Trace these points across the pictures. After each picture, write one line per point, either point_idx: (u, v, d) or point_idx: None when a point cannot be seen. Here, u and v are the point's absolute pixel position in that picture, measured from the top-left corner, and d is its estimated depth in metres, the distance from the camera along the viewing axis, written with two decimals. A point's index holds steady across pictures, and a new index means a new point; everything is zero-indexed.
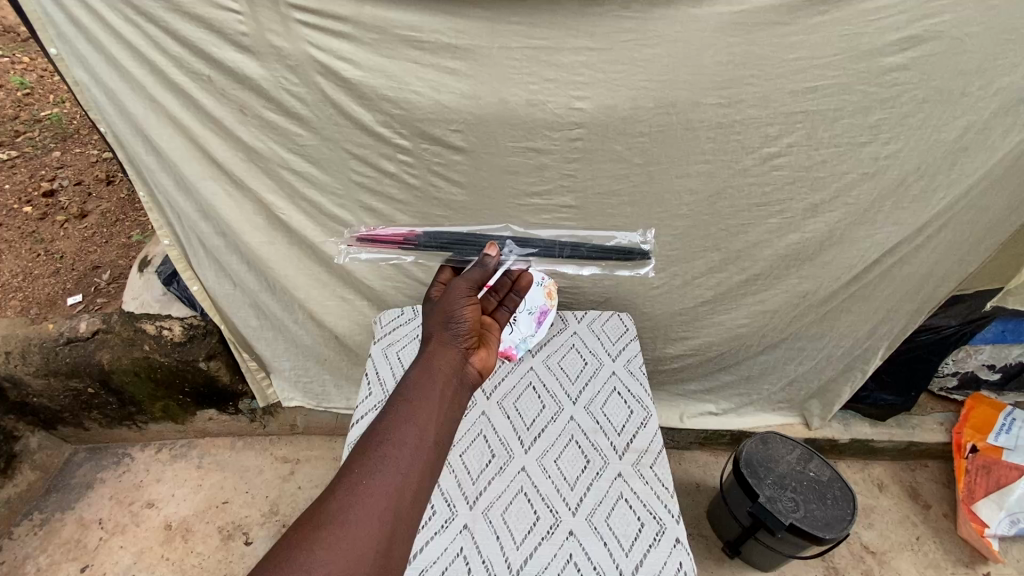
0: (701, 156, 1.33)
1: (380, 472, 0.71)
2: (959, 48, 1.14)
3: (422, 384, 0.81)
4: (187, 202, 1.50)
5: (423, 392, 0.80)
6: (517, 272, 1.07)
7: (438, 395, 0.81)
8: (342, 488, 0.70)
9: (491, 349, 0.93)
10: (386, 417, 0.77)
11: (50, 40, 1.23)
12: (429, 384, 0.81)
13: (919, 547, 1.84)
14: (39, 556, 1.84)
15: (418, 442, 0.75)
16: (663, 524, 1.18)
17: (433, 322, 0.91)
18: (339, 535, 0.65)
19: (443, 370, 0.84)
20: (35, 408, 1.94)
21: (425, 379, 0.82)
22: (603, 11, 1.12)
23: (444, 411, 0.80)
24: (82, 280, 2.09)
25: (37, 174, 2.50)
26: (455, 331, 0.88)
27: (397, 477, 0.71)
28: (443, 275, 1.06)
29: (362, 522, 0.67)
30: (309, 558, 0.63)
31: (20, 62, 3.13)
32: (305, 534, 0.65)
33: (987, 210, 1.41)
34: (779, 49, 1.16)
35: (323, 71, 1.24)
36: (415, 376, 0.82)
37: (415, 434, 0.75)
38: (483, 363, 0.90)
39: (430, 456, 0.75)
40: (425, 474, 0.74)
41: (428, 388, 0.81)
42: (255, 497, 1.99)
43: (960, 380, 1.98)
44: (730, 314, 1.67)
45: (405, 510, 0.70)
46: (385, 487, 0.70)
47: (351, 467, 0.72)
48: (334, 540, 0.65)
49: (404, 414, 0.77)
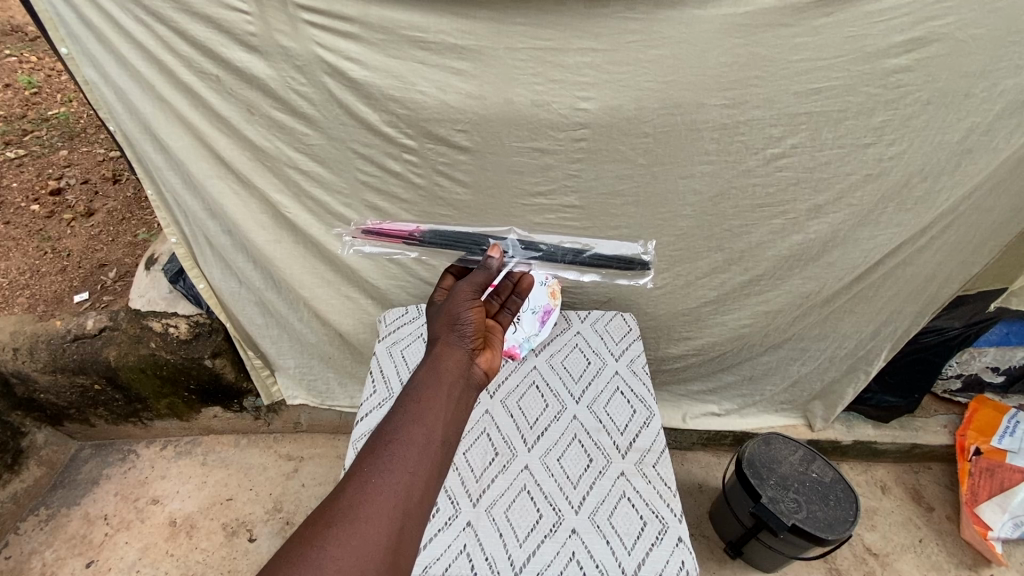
0: (705, 156, 1.34)
1: (389, 469, 0.72)
2: (964, 50, 1.14)
3: (429, 384, 0.82)
4: (194, 200, 1.51)
5: (431, 392, 0.81)
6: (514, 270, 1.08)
7: (445, 395, 0.82)
8: (351, 485, 0.70)
9: (495, 351, 0.94)
10: (394, 416, 0.78)
11: (61, 40, 1.24)
12: (435, 385, 0.82)
13: (922, 549, 1.84)
14: (46, 551, 1.86)
15: (427, 440, 0.76)
16: (666, 523, 1.19)
17: (438, 324, 0.91)
18: (350, 531, 0.66)
19: (450, 370, 0.85)
20: (42, 404, 1.96)
21: (433, 380, 0.83)
22: (608, 12, 1.13)
23: (451, 411, 0.81)
24: (89, 278, 2.10)
25: (45, 172, 2.52)
26: (462, 332, 0.89)
27: (407, 474, 0.72)
28: (444, 280, 1.06)
29: (373, 518, 0.68)
30: (320, 553, 0.64)
31: (28, 61, 3.16)
32: (316, 530, 0.66)
33: (992, 211, 1.41)
34: (783, 51, 1.17)
35: (331, 72, 1.25)
36: (422, 377, 0.83)
37: (424, 434, 0.76)
38: (489, 365, 0.91)
39: (439, 454, 0.76)
40: (434, 471, 0.75)
41: (436, 389, 0.81)
42: (259, 494, 2.00)
43: (963, 382, 1.97)
44: (733, 314, 1.68)
45: (415, 507, 0.71)
46: (394, 484, 0.71)
47: (359, 465, 0.72)
48: (344, 537, 0.65)
49: (413, 414, 0.78)
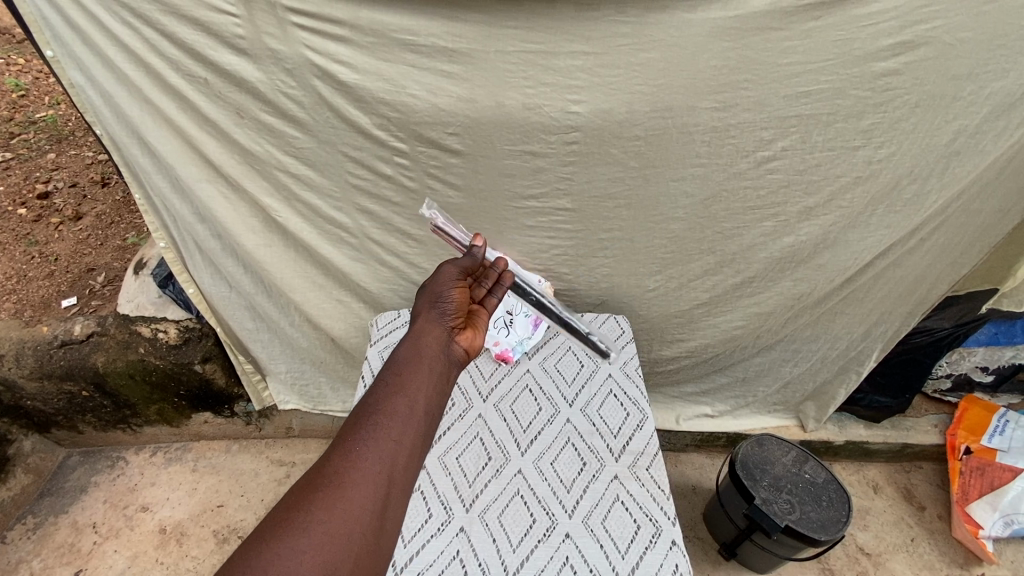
0: (696, 159, 1.34)
1: (373, 439, 0.77)
2: (952, 54, 1.15)
3: (412, 359, 0.91)
4: (183, 204, 1.49)
5: (414, 367, 0.89)
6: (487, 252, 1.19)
7: (427, 370, 0.90)
8: (335, 455, 0.75)
9: (477, 332, 1.04)
10: (378, 390, 0.85)
11: (46, 42, 1.22)
12: (418, 361, 0.91)
13: (914, 549, 1.84)
14: (33, 560, 1.83)
15: (409, 410, 0.83)
16: (660, 526, 1.19)
17: (424, 305, 1.03)
18: (337, 496, 0.70)
19: (432, 346, 0.96)
20: (29, 411, 1.94)
21: (415, 354, 0.92)
22: (598, 16, 1.13)
23: (432, 385, 0.89)
24: (77, 283, 2.06)
25: (32, 175, 2.49)
26: (444, 309, 1.02)
27: (391, 442, 0.77)
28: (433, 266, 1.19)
29: (358, 484, 0.72)
30: (307, 518, 0.67)
31: (15, 63, 3.12)
32: (302, 497, 0.70)
33: (979, 213, 1.42)
34: (773, 54, 1.17)
35: (320, 75, 1.24)
36: (406, 351, 0.93)
37: (406, 404, 0.83)
38: (469, 343, 1.02)
39: (421, 425, 0.82)
40: (417, 440, 0.81)
41: (418, 364, 0.90)
42: (250, 500, 1.98)
43: (953, 382, 1.99)
44: (725, 316, 1.68)
45: (400, 474, 0.76)
46: (379, 452, 0.76)
47: (344, 437, 0.77)
48: (330, 502, 0.69)
49: (396, 386, 0.85)
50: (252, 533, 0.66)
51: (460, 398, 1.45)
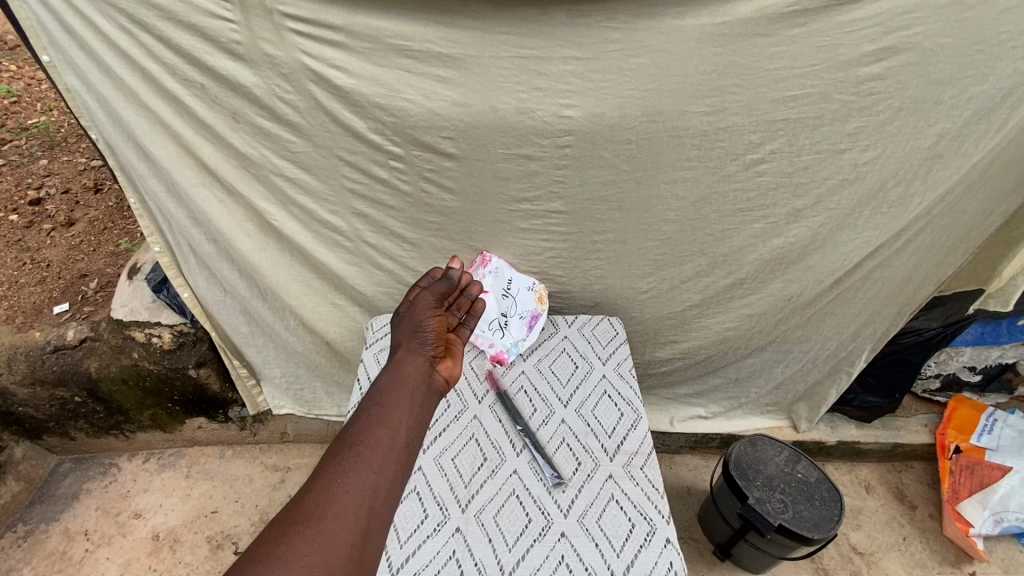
0: (687, 162, 1.36)
1: (354, 472, 0.85)
2: (933, 59, 1.18)
3: (392, 391, 1.00)
4: (179, 209, 1.50)
5: (394, 398, 0.99)
6: (461, 274, 1.33)
7: (407, 401, 1.00)
8: (317, 487, 0.83)
9: (455, 360, 1.17)
10: (360, 421, 0.94)
11: (42, 48, 1.23)
12: (399, 393, 1.01)
13: (906, 547, 1.86)
14: (24, 568, 1.82)
15: (389, 442, 0.91)
16: (654, 524, 1.19)
17: (406, 336, 1.17)
18: (317, 529, 0.77)
19: (414, 376, 1.06)
20: (21, 417, 1.93)
21: (397, 384, 1.03)
22: (590, 22, 1.15)
23: (412, 415, 0.99)
24: (69, 289, 2.04)
25: (24, 182, 2.49)
26: (423, 339, 1.15)
27: (370, 473, 0.86)
28: (412, 293, 1.31)
29: (337, 517, 0.79)
30: (287, 551, 0.74)
31: (8, 70, 3.12)
32: (284, 529, 0.77)
33: (963, 214, 1.45)
34: (760, 59, 1.19)
35: (316, 79, 1.25)
36: (387, 381, 1.03)
37: (387, 435, 0.92)
38: (449, 371, 1.14)
39: (400, 457, 0.91)
40: (396, 472, 0.89)
41: (399, 396, 1.00)
42: (245, 506, 1.98)
43: (942, 382, 2.01)
44: (717, 317, 1.70)
45: (378, 506, 0.84)
46: (359, 484, 0.84)
47: (327, 469, 0.85)
48: (311, 534, 0.76)
49: (377, 419, 0.94)
50: (239, 562, 0.73)
51: (455, 400, 1.46)
